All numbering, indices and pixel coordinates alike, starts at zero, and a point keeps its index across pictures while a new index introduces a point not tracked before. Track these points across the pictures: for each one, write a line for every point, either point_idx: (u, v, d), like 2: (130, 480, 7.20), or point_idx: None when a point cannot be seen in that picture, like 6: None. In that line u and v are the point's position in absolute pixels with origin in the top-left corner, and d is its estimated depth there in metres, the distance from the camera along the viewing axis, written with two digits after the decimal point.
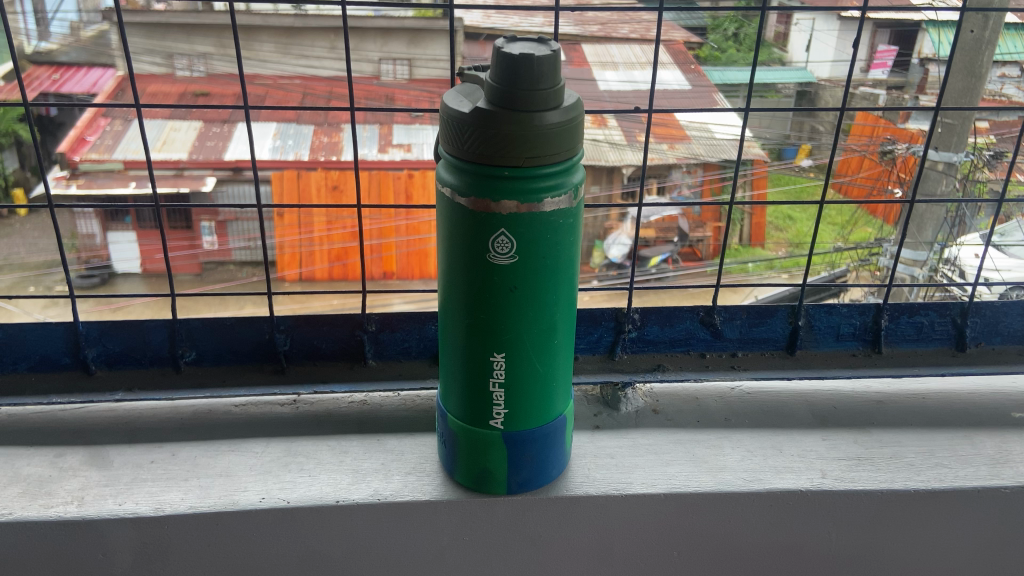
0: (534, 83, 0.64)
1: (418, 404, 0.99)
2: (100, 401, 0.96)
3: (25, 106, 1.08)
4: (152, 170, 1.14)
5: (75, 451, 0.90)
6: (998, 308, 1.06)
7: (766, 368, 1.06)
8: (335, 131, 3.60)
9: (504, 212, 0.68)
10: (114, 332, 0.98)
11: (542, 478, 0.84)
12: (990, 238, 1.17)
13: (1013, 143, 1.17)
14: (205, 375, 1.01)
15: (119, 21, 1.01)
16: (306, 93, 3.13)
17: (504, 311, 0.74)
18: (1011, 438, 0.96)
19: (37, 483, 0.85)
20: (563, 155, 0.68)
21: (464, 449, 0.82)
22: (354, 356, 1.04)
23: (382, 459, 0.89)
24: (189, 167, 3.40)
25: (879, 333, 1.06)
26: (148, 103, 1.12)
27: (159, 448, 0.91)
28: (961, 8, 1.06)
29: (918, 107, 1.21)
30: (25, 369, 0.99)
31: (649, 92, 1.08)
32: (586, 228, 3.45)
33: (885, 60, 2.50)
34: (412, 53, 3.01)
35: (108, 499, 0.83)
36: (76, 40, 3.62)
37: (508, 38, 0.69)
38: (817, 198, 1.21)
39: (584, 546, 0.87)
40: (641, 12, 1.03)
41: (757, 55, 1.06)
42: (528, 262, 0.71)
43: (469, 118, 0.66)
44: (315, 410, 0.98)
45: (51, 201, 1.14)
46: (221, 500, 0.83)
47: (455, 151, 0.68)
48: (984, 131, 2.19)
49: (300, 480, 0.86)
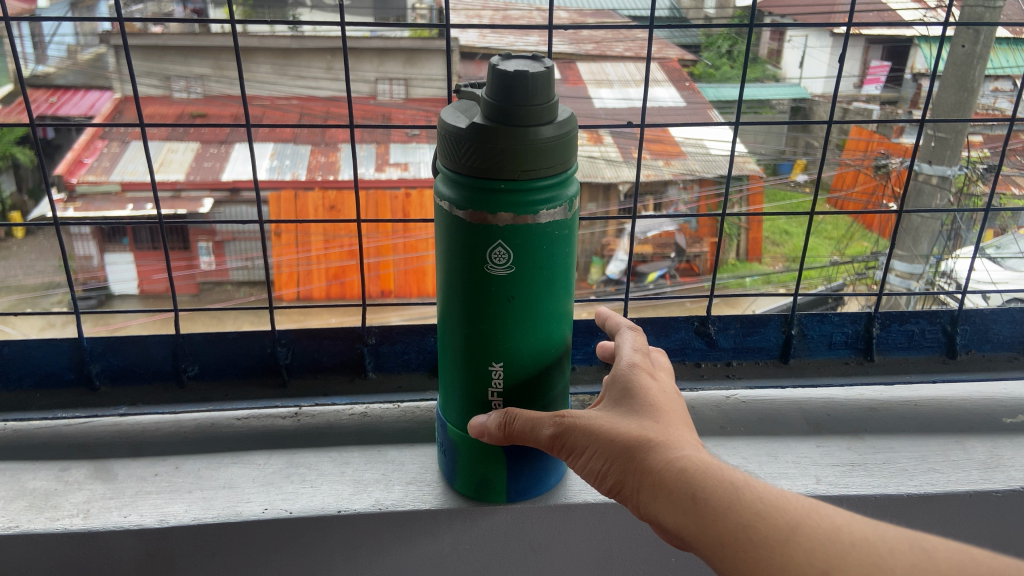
0: (529, 100, 0.66)
1: (419, 415, 1.01)
2: (104, 415, 0.98)
3: (29, 126, 1.09)
4: (155, 190, 1.16)
5: (80, 465, 0.91)
6: (987, 315, 1.08)
7: (760, 377, 1.08)
8: (333, 151, 3.63)
9: (500, 224, 0.70)
10: (118, 348, 1.00)
11: (540, 487, 0.85)
12: (979, 247, 1.18)
13: (1002, 156, 1.18)
14: (208, 389, 1.02)
15: (123, 43, 1.03)
16: (304, 113, 3.13)
17: (502, 321, 0.76)
18: (1002, 444, 0.97)
19: (43, 497, 0.86)
20: (559, 168, 0.70)
21: (463, 458, 0.83)
22: (355, 370, 1.05)
23: (384, 469, 0.91)
24: (186, 188, 3.38)
25: (871, 342, 1.09)
26: (150, 123, 1.13)
27: (162, 462, 0.92)
28: (951, 24, 1.07)
29: (906, 122, 1.23)
30: (30, 386, 1.00)
31: (641, 107, 1.10)
32: (583, 243, 3.45)
33: (876, 75, 2.53)
34: (407, 73, 3.01)
35: (114, 511, 0.84)
36: (73, 64, 3.40)
37: (503, 55, 0.71)
38: (809, 211, 1.22)
39: (582, 552, 0.89)
40: (632, 28, 1.05)
41: (747, 72, 1.09)
42: (524, 272, 0.73)
43: (466, 133, 0.67)
44: (316, 422, 0.99)
45: (56, 221, 1.15)
46: (225, 512, 0.84)
47: (453, 165, 0.70)
48: (977, 144, 2.09)
49: (302, 491, 0.87)
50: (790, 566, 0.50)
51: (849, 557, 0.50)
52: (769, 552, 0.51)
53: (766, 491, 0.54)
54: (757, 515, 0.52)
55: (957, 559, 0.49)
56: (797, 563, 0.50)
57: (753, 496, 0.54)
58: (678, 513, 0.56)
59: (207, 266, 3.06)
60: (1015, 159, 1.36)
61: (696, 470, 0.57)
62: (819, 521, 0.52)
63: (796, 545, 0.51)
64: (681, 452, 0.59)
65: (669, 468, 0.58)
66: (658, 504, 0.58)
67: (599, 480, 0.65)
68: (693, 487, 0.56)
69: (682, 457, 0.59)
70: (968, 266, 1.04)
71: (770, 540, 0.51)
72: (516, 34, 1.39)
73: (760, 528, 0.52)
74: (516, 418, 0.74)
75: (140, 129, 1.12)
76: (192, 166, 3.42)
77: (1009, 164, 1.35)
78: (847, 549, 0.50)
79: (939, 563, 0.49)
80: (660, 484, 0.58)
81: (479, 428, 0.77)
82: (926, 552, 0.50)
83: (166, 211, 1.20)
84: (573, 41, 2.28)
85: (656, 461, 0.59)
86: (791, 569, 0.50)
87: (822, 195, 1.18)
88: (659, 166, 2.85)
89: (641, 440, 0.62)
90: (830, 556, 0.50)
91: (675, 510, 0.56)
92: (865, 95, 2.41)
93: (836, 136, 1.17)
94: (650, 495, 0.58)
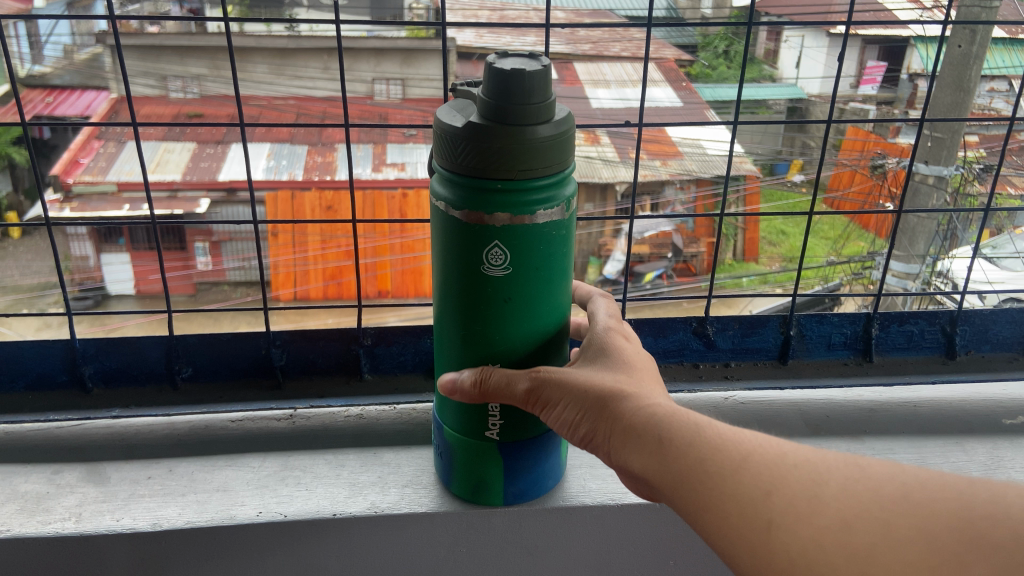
0: (526, 98, 0.65)
1: (415, 417, 1.00)
2: (97, 418, 0.97)
3: (22, 126, 1.08)
4: (149, 189, 1.15)
5: (72, 468, 0.90)
6: (986, 315, 1.08)
7: (759, 377, 1.07)
8: (329, 151, 3.61)
9: (497, 224, 0.69)
10: (111, 350, 0.99)
11: (537, 489, 0.84)
12: (977, 245, 1.18)
13: (1000, 156, 1.18)
14: (202, 391, 1.02)
15: (116, 42, 1.02)
16: (300, 113, 3.12)
17: (497, 323, 0.75)
18: (1002, 446, 0.97)
19: (34, 500, 0.85)
20: (557, 167, 0.69)
21: (460, 459, 0.83)
22: (350, 371, 1.05)
23: (380, 471, 0.90)
24: (183, 188, 3.34)
25: (870, 342, 1.08)
26: (144, 123, 1.12)
27: (155, 465, 0.92)
28: (949, 24, 1.07)
29: (904, 121, 1.23)
30: (23, 388, 0.99)
31: (639, 107, 1.10)
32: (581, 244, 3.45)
33: (873, 76, 2.53)
34: (404, 73, 2.98)
35: (106, 515, 0.83)
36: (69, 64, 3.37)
37: (499, 53, 0.70)
38: (806, 210, 1.22)
39: (580, 555, 0.88)
40: (630, 28, 1.05)
41: (745, 72, 1.09)
42: (520, 272, 0.73)
43: (462, 132, 0.66)
44: (311, 424, 0.98)
45: (50, 221, 1.14)
46: (219, 515, 0.83)
47: (449, 165, 0.69)
48: (975, 144, 2.08)
49: (296, 494, 0.86)
50: (738, 489, 0.53)
51: (790, 477, 0.53)
52: (720, 479, 0.54)
53: (726, 429, 0.57)
54: (715, 449, 0.55)
55: (890, 473, 0.52)
56: (743, 487, 0.53)
57: (713, 435, 0.57)
58: (645, 456, 0.59)
59: (204, 267, 3.02)
60: (1013, 159, 1.34)
61: (663, 417, 0.60)
62: (767, 449, 0.55)
63: (745, 471, 0.54)
64: (651, 401, 0.62)
65: (639, 415, 0.61)
66: (627, 450, 0.61)
67: (573, 430, 0.68)
68: (661, 431, 0.59)
69: (653, 406, 0.61)
70: (966, 266, 1.04)
71: (723, 469, 0.54)
72: (512, 34, 1.38)
73: (716, 460, 0.55)
74: (491, 374, 0.75)
75: (134, 130, 1.11)
76: (188, 166, 3.40)
77: (1008, 163, 1.35)
78: (789, 472, 0.53)
79: (872, 476, 0.52)
80: (630, 430, 0.61)
81: (451, 385, 0.77)
82: (861, 468, 0.52)
83: (160, 211, 1.19)
84: (569, 41, 2.27)
85: (627, 410, 0.62)
86: (739, 493, 0.53)
87: (821, 194, 1.18)
88: (657, 166, 2.84)
89: (614, 392, 0.65)
90: (774, 479, 0.53)
91: (643, 454, 0.59)
92: (863, 95, 2.40)
93: (834, 136, 1.17)
94: (621, 441, 0.61)
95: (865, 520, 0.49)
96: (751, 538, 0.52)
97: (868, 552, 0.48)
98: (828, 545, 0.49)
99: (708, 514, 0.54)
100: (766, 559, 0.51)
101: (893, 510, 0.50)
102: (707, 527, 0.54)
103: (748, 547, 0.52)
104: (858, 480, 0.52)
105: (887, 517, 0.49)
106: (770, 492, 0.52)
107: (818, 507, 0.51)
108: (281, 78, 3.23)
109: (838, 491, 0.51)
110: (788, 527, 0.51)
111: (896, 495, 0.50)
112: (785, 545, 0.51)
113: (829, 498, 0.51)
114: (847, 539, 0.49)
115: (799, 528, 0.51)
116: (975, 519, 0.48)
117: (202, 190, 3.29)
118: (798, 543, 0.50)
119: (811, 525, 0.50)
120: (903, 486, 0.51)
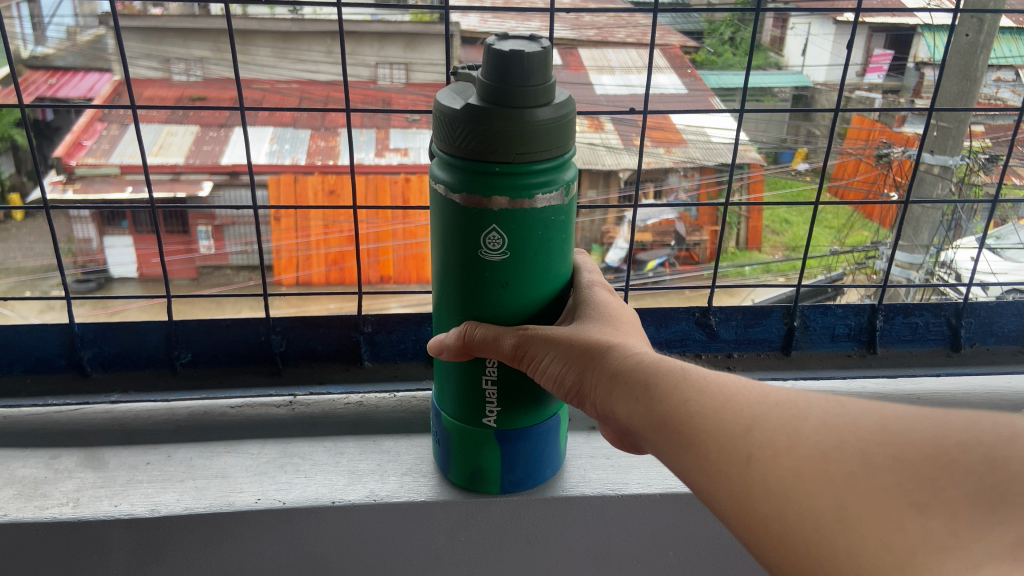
0: (525, 80, 0.64)
1: (414, 405, 0.99)
2: (96, 402, 0.96)
3: (22, 109, 1.06)
4: (148, 173, 1.14)
5: (71, 453, 0.90)
6: (992, 308, 1.08)
7: (763, 369, 1.07)
8: (332, 136, 3.57)
9: (494, 208, 0.69)
10: (111, 334, 0.98)
11: (536, 478, 0.84)
12: (984, 238, 1.17)
13: (1008, 146, 1.17)
14: (201, 376, 1.01)
15: (113, 24, 1.01)
16: (303, 98, 3.08)
17: (496, 308, 0.75)
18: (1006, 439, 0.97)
19: (32, 485, 0.85)
20: (556, 151, 0.68)
21: (458, 446, 0.82)
22: (351, 358, 1.05)
23: (379, 460, 0.90)
24: (186, 172, 3.30)
25: (874, 334, 1.08)
26: (144, 105, 1.11)
27: (155, 450, 0.92)
28: (958, 13, 1.05)
29: (912, 112, 1.20)
30: (21, 371, 0.99)
31: (644, 95, 1.08)
32: (585, 232, 3.41)
33: (881, 64, 2.47)
34: (408, 56, 2.82)
35: (105, 500, 0.83)
36: (73, 45, 3.31)
37: (499, 36, 0.69)
38: (811, 200, 1.20)
39: (581, 547, 0.88)
40: (636, 14, 1.04)
41: (752, 59, 1.08)
42: (516, 257, 0.72)
43: (460, 115, 0.65)
44: (311, 411, 0.98)
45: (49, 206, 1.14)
46: (217, 502, 0.83)
47: (448, 148, 0.68)
48: (981, 134, 1.97)
49: (295, 481, 0.86)
50: (719, 427, 0.52)
51: (771, 415, 0.50)
52: (701, 419, 0.53)
53: (710, 373, 0.56)
54: (699, 391, 0.55)
55: (871, 409, 0.48)
56: (723, 426, 0.51)
57: (697, 377, 0.56)
58: (631, 402, 0.59)
59: (207, 250, 2.98)
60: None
61: (648, 364, 0.60)
62: (749, 392, 0.53)
63: (726, 409, 0.52)
64: (637, 351, 0.63)
65: (626, 363, 0.62)
66: (613, 397, 0.61)
67: (559, 384, 0.69)
68: (647, 377, 0.59)
69: (639, 356, 0.62)
70: (973, 259, 1.03)
71: (705, 409, 0.53)
72: (517, 21, 1.36)
73: (699, 401, 0.54)
74: (475, 329, 0.74)
75: (133, 112, 1.09)
76: (191, 150, 3.35)
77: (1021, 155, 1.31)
78: (769, 410, 0.51)
79: (851, 411, 0.48)
80: (617, 378, 0.61)
81: (438, 346, 0.77)
82: (842, 404, 0.49)
83: (161, 195, 1.18)
84: (575, 28, 2.24)
85: (613, 359, 0.63)
86: (719, 432, 0.51)
87: (827, 184, 1.17)
88: (662, 154, 2.81)
89: (600, 343, 0.66)
90: (754, 416, 0.51)
91: (628, 399, 0.59)
92: (870, 84, 2.36)
93: (840, 126, 1.14)
94: (608, 389, 0.62)
95: (842, 451, 0.46)
96: (729, 475, 0.50)
97: (845, 479, 0.45)
98: (806, 476, 0.46)
99: (689, 454, 0.52)
100: (744, 495, 0.48)
101: (869, 440, 0.46)
102: (688, 467, 0.52)
103: (726, 484, 0.50)
104: (837, 415, 0.48)
105: (864, 447, 0.46)
106: (750, 428, 0.50)
107: (796, 441, 0.48)
108: (285, 61, 3.17)
109: (818, 425, 0.48)
110: (767, 461, 0.48)
111: (874, 428, 0.47)
112: (763, 478, 0.48)
113: (808, 432, 0.48)
114: (823, 469, 0.46)
115: (778, 461, 0.48)
116: (951, 446, 0.44)
117: (205, 173, 3.24)
118: (776, 477, 0.47)
119: (787, 457, 0.47)
120: (882, 418, 0.47)
